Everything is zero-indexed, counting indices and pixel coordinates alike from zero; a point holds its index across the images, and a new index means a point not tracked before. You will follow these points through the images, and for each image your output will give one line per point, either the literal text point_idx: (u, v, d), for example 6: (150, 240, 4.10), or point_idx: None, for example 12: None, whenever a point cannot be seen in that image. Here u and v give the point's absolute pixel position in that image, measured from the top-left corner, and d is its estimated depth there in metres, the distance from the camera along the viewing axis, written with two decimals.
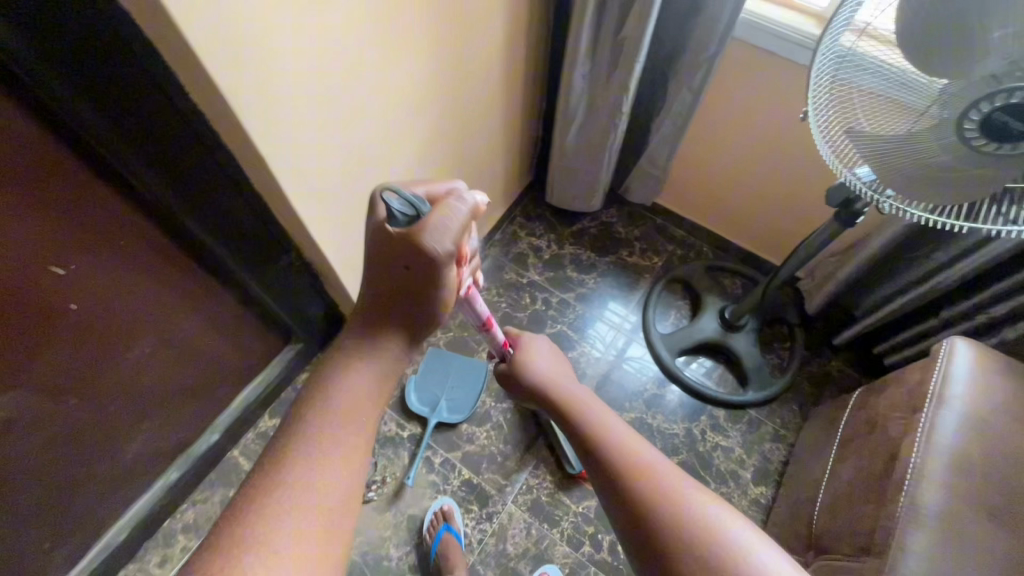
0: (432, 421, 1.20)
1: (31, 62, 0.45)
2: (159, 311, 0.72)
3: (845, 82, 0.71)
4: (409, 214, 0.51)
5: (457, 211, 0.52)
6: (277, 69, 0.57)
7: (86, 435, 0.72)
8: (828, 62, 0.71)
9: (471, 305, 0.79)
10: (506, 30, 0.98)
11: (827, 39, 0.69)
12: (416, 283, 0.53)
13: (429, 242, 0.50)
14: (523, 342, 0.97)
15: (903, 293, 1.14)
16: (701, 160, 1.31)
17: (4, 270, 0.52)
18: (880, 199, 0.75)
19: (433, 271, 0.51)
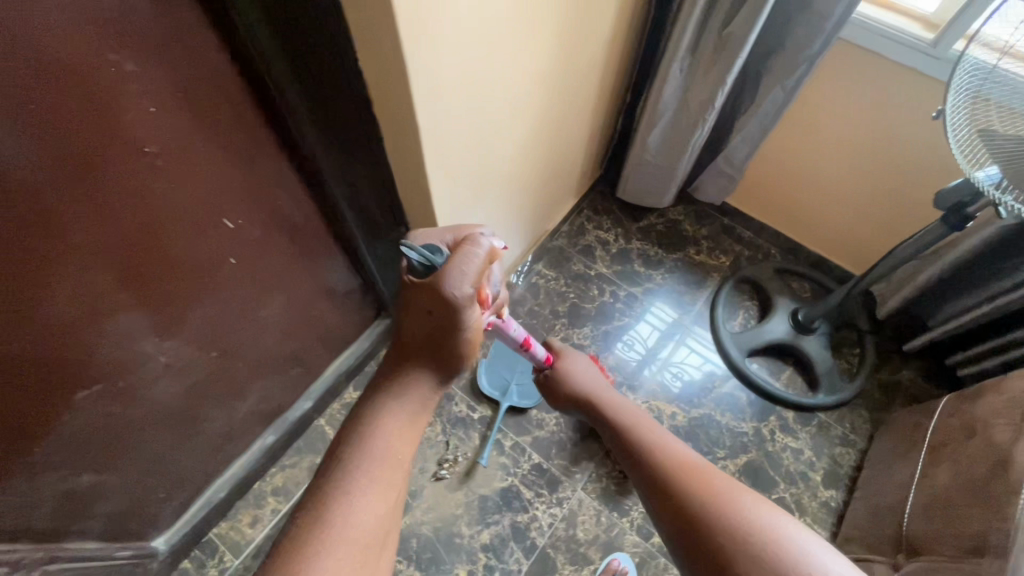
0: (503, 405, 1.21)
1: (257, 23, 0.47)
2: (291, 273, 0.74)
3: (982, 92, 0.74)
4: (426, 263, 0.53)
5: (473, 258, 0.53)
6: (455, 45, 0.57)
7: (214, 389, 0.74)
8: (966, 74, 0.73)
9: (514, 328, 0.81)
10: (614, 21, 0.99)
11: (970, 51, 0.72)
12: (437, 322, 0.53)
13: (443, 290, 0.51)
14: (567, 359, 0.96)
15: (991, 301, 1.12)
16: (784, 161, 1.31)
17: (192, 221, 0.54)
18: (1003, 199, 0.70)
19: (454, 312, 0.52)
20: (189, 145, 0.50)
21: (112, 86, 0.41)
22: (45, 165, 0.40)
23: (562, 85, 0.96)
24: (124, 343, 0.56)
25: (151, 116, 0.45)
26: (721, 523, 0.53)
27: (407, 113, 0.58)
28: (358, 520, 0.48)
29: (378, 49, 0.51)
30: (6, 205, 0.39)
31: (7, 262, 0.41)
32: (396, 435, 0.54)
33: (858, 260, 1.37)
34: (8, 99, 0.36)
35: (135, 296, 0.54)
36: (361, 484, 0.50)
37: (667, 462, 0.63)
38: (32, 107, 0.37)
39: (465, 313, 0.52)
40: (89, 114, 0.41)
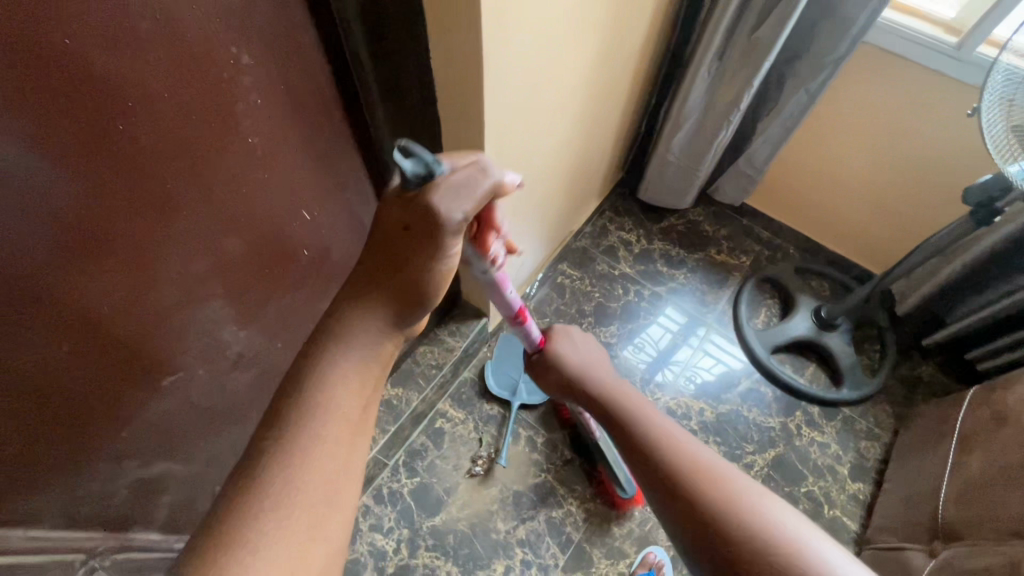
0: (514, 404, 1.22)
1: None
2: (349, 267, 0.76)
3: (1013, 99, 0.78)
4: (422, 175, 0.46)
5: (479, 182, 0.48)
6: (522, 41, 0.59)
7: (274, 382, 0.76)
8: (999, 79, 0.78)
9: (509, 295, 0.68)
10: (648, 25, 1.02)
11: (1003, 59, 0.77)
12: (413, 243, 0.50)
13: (437, 201, 0.47)
14: (561, 334, 0.86)
15: (1011, 296, 1.15)
16: (805, 163, 1.34)
17: (275, 212, 0.56)
18: None
19: (437, 237, 0.48)
20: (278, 137, 0.52)
21: (229, 76, 0.45)
22: (171, 150, 0.43)
23: (598, 86, 0.99)
24: (207, 333, 0.57)
25: (258, 108, 0.49)
26: (750, 539, 0.52)
27: (474, 107, 0.60)
28: (308, 478, 0.45)
29: (463, 45, 0.53)
30: (140, 187, 0.42)
31: (134, 244, 0.43)
32: (345, 388, 0.49)
33: (876, 259, 1.40)
34: (150, 85, 0.39)
35: (222, 286, 0.55)
36: (312, 444, 0.46)
37: (686, 470, 0.59)
38: (165, 94, 0.40)
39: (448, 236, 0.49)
40: (209, 104, 0.44)
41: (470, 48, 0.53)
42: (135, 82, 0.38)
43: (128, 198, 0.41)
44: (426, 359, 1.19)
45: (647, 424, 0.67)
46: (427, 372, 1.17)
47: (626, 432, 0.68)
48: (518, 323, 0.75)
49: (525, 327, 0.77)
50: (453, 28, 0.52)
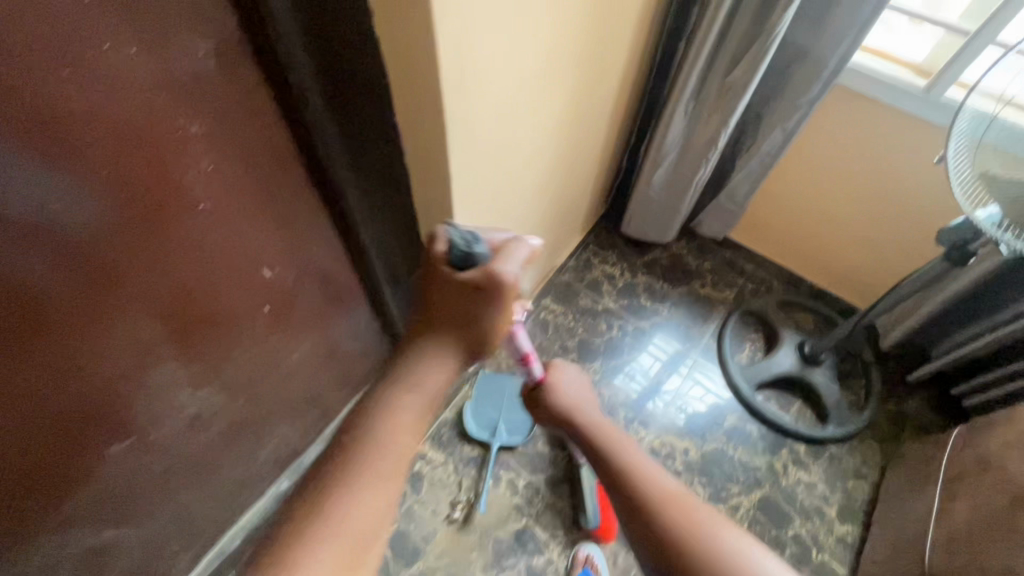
0: (493, 446, 1.20)
1: (309, 87, 0.48)
2: (318, 321, 0.74)
3: (982, 140, 0.79)
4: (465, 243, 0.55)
5: (519, 248, 0.57)
6: (484, 97, 0.59)
7: (238, 438, 0.73)
8: (965, 123, 0.79)
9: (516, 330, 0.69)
10: (623, 68, 1.03)
11: (969, 101, 0.78)
12: (480, 299, 0.55)
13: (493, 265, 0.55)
14: (557, 372, 0.79)
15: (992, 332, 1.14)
16: (785, 199, 1.35)
17: (232, 272, 0.55)
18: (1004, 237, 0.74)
19: (497, 290, 0.55)
20: (235, 199, 0.51)
21: (176, 147, 0.43)
22: (109, 222, 0.42)
23: (574, 128, 0.99)
24: (158, 398, 0.55)
25: (206, 174, 0.47)
26: None
27: (443, 164, 0.58)
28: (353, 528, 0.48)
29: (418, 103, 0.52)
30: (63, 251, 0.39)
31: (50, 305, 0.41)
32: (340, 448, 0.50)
33: (860, 293, 1.40)
34: (77, 165, 0.38)
35: (175, 351, 0.54)
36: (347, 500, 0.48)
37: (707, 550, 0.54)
38: (98, 173, 0.39)
39: (500, 293, 0.55)
40: (153, 174, 0.43)
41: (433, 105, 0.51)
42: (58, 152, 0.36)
43: (58, 266, 0.40)
44: None
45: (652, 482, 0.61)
46: None
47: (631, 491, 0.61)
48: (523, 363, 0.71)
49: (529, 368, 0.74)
50: (412, 89, 0.50)
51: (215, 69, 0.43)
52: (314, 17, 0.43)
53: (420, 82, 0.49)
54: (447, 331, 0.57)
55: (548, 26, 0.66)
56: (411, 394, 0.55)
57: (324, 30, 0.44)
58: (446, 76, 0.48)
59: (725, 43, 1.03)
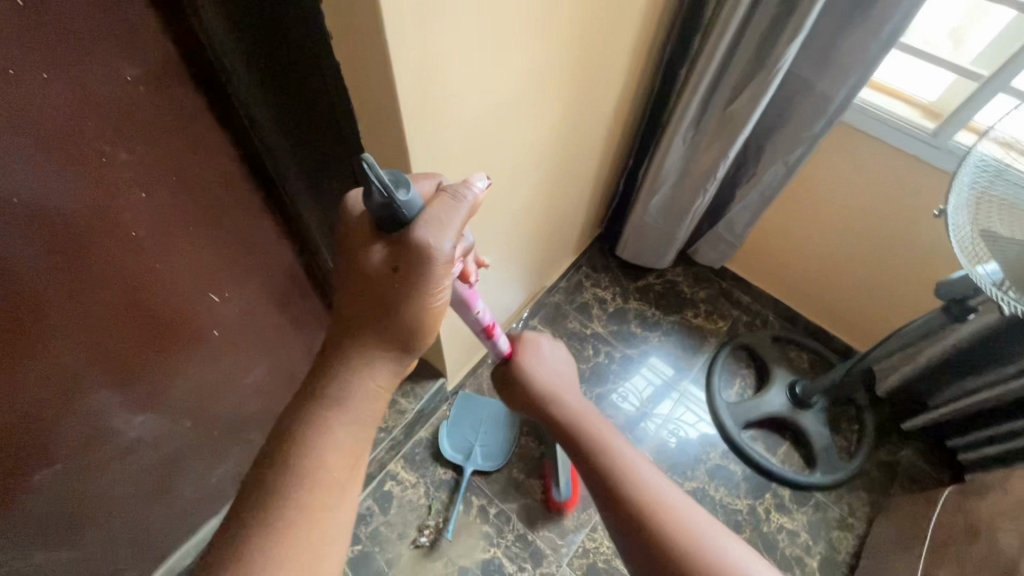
0: (467, 469, 1.17)
1: (245, 88, 0.48)
2: (277, 340, 0.73)
3: (989, 190, 0.75)
4: (387, 194, 0.41)
5: (456, 207, 0.46)
6: (447, 125, 0.56)
7: (187, 457, 0.72)
8: (973, 170, 0.75)
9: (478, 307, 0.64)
10: (620, 93, 0.99)
11: (979, 146, 0.74)
12: (408, 281, 0.46)
13: (420, 232, 0.44)
14: (531, 349, 0.79)
15: (994, 387, 1.08)
16: (785, 233, 1.30)
17: (176, 297, 0.53)
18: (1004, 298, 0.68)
19: (428, 266, 0.45)
20: (176, 223, 0.50)
21: (110, 176, 0.42)
22: (34, 251, 0.40)
23: (564, 152, 0.96)
24: (92, 425, 0.54)
25: (143, 200, 0.46)
26: None
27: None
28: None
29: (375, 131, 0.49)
30: None
31: None
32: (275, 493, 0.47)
33: (859, 335, 1.35)
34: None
35: (110, 379, 0.52)
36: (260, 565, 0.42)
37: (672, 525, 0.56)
38: (21, 206, 0.38)
39: (430, 268, 0.45)
40: (82, 201, 0.41)
41: (392, 131, 0.50)
42: None
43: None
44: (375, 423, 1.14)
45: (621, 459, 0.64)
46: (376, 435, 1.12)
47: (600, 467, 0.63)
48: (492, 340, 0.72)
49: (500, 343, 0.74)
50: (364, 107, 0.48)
51: (147, 89, 0.42)
52: (255, 37, 0.44)
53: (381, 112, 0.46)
54: (370, 327, 0.48)
55: (528, 51, 0.62)
56: (331, 415, 0.47)
57: (268, 40, 0.44)
58: (399, 103, 0.46)
59: (728, 72, 0.99)
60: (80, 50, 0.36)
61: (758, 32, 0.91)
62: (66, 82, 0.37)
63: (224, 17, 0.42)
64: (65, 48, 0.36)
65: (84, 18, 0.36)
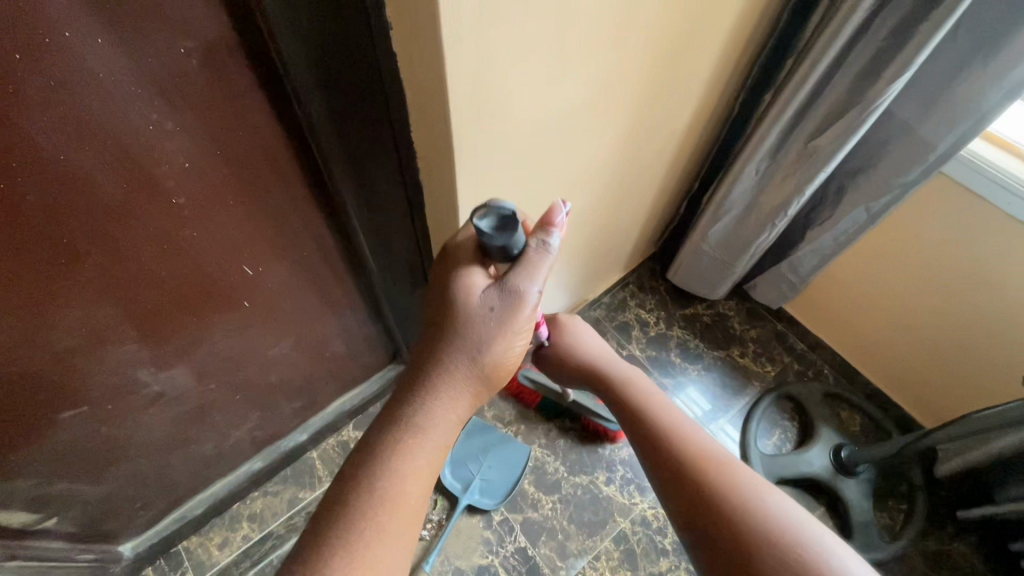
0: (462, 502, 1.10)
1: (311, 95, 0.48)
2: (303, 313, 0.75)
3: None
4: (502, 229, 0.51)
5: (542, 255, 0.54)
6: (492, 127, 0.55)
7: (208, 413, 0.77)
8: None
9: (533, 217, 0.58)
10: (693, 113, 0.93)
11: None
12: (495, 322, 0.55)
13: (518, 285, 0.53)
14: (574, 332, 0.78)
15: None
16: (856, 283, 1.19)
17: (208, 265, 0.57)
18: None
19: (515, 306, 0.54)
20: (221, 200, 0.53)
21: (162, 153, 0.46)
22: (87, 211, 0.44)
23: (627, 170, 0.91)
24: (118, 372, 0.59)
25: (184, 171, 0.48)
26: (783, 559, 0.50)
27: (449, 180, 0.57)
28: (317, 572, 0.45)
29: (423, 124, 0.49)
30: (25, 228, 0.42)
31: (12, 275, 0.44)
32: None
33: (924, 406, 1.22)
34: (55, 161, 0.40)
35: (137, 331, 0.57)
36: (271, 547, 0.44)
37: (734, 495, 0.54)
38: (73, 167, 0.41)
39: (521, 309, 0.55)
40: (129, 171, 0.45)
41: (441, 119, 0.50)
42: (16, 140, 0.37)
43: (27, 242, 0.43)
44: None
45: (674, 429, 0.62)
46: None
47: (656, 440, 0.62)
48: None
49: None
50: (421, 98, 0.49)
51: (199, 66, 0.42)
52: (320, 41, 0.44)
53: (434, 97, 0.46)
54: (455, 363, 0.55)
55: (595, 59, 0.59)
56: (412, 439, 0.52)
57: (328, 44, 0.44)
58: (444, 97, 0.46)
59: (815, 104, 0.91)
60: (141, 31, 0.38)
61: (857, 65, 0.83)
62: (122, 54, 0.38)
63: (288, 21, 0.41)
64: (124, 23, 0.37)
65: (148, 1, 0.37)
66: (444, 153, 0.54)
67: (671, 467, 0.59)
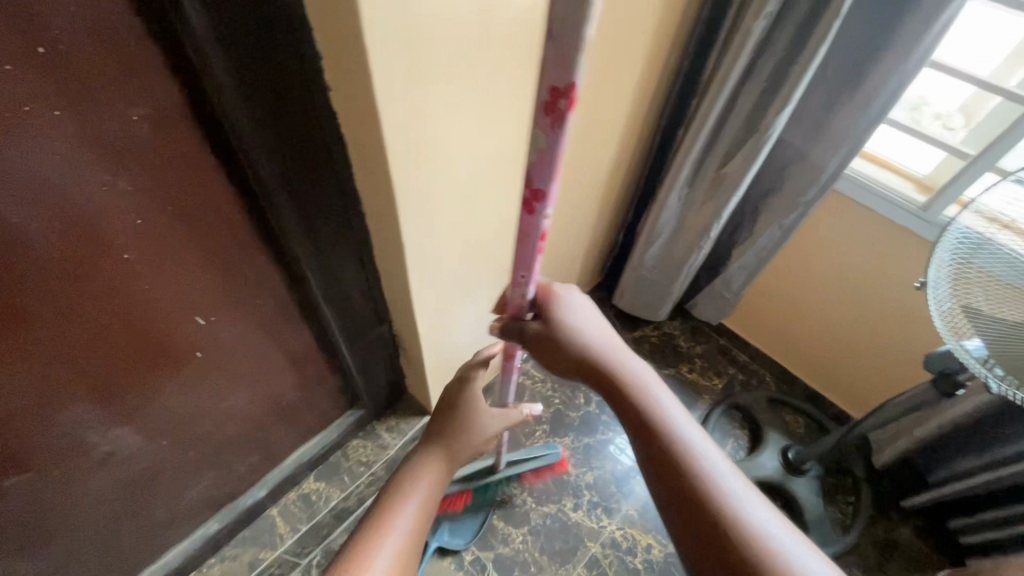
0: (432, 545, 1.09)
1: (258, 155, 0.52)
2: (257, 362, 0.76)
3: (970, 261, 0.73)
4: None
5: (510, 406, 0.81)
6: (434, 174, 0.60)
7: (159, 474, 0.75)
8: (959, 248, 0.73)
9: (547, 142, 0.39)
10: (618, 151, 1.03)
11: (961, 217, 0.72)
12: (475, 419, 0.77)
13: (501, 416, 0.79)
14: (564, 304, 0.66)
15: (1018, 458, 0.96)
16: (783, 295, 1.30)
17: (158, 318, 0.58)
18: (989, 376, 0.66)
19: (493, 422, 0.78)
20: (172, 253, 0.55)
21: (111, 213, 0.48)
22: (40, 271, 0.46)
23: (564, 206, 0.99)
24: (65, 433, 0.58)
25: (136, 228, 0.50)
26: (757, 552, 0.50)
27: (391, 221, 0.62)
28: None
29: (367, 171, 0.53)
30: None
31: None
32: None
33: (858, 403, 1.31)
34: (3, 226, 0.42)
35: (84, 390, 0.57)
36: None
37: (736, 521, 0.52)
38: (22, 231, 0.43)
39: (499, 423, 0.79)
40: (81, 230, 0.47)
41: (382, 167, 0.55)
42: None
43: None
44: (356, 455, 1.09)
45: (674, 436, 0.58)
46: (354, 467, 1.08)
47: (660, 451, 0.57)
48: (535, 214, 0.46)
49: (542, 221, 0.47)
50: (363, 149, 0.54)
51: (149, 130, 0.46)
52: (262, 103, 0.48)
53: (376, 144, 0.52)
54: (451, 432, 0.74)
55: (524, 108, 0.65)
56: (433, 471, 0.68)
57: (269, 106, 0.49)
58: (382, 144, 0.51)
59: (720, 136, 1.02)
60: (89, 101, 0.41)
61: (749, 99, 0.95)
62: (76, 122, 0.41)
63: (235, 87, 0.46)
64: (75, 97, 0.40)
65: (96, 76, 0.40)
66: (386, 197, 0.59)
67: (670, 481, 0.56)
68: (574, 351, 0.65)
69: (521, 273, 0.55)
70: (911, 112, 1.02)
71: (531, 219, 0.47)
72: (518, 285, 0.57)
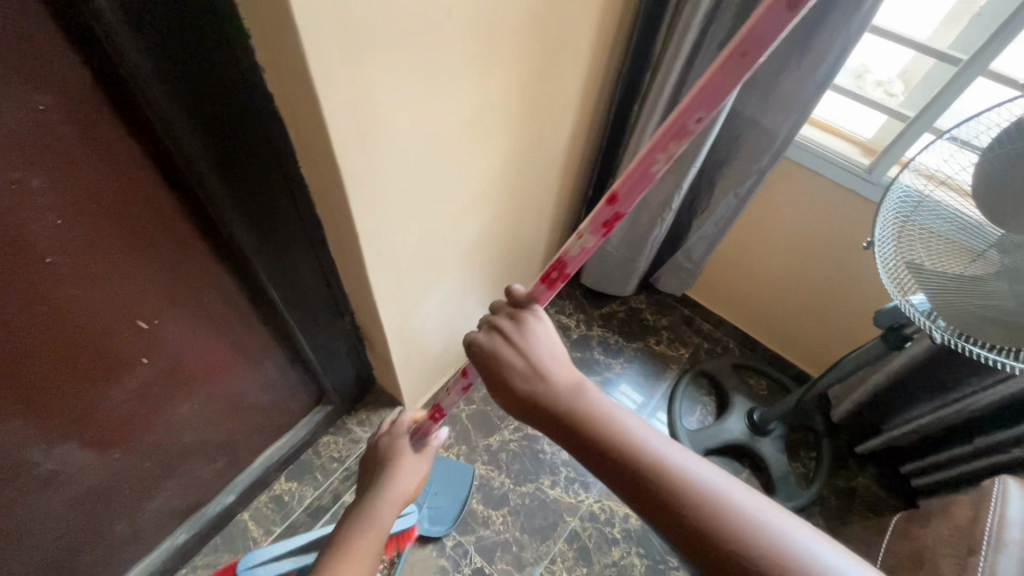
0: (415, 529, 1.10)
1: (189, 141, 0.49)
2: (212, 364, 0.73)
3: (911, 219, 0.75)
4: None
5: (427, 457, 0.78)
6: (382, 156, 0.58)
7: (115, 487, 0.71)
8: (901, 207, 0.75)
9: None
10: (576, 128, 1.02)
11: (901, 178, 0.74)
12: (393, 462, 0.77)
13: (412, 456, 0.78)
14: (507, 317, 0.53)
15: (960, 399, 1.03)
16: (742, 263, 1.34)
17: (92, 325, 0.55)
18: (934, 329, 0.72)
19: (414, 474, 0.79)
20: (102, 254, 0.51)
21: (28, 217, 0.44)
22: None
23: (524, 186, 0.98)
24: (6, 454, 0.55)
25: (57, 230, 0.47)
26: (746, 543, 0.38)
27: (342, 208, 0.60)
28: None
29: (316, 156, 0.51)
30: None
31: None
32: None
33: (816, 363, 1.37)
34: None
35: (18, 408, 0.53)
36: None
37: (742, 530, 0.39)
38: None
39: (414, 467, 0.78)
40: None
41: (325, 150, 0.52)
42: None
43: None
44: (327, 451, 1.07)
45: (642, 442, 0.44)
46: (326, 463, 1.06)
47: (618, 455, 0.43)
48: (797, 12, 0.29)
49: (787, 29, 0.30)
50: (304, 132, 0.52)
51: (64, 121, 0.42)
52: (188, 86, 0.45)
53: (317, 125, 0.49)
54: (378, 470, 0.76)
55: (473, 85, 0.63)
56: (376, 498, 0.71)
57: (196, 87, 0.45)
58: (325, 128, 0.49)
59: None
60: None
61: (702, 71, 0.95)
62: None
63: (155, 67, 0.42)
64: None
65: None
66: (334, 183, 0.56)
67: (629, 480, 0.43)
68: (517, 382, 0.50)
69: (693, 118, 0.36)
70: (855, 79, 1.05)
71: (784, 19, 0.30)
72: (673, 139, 0.38)
